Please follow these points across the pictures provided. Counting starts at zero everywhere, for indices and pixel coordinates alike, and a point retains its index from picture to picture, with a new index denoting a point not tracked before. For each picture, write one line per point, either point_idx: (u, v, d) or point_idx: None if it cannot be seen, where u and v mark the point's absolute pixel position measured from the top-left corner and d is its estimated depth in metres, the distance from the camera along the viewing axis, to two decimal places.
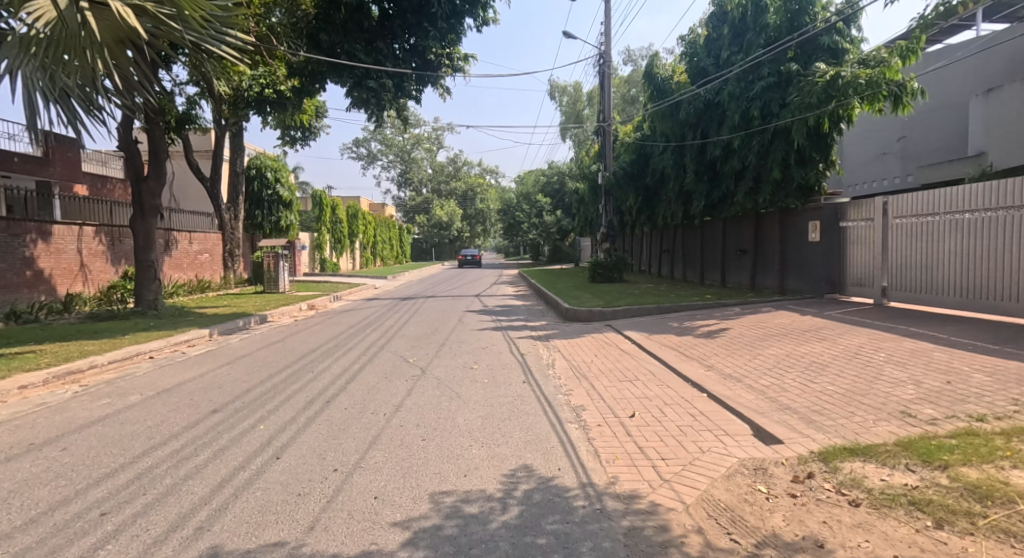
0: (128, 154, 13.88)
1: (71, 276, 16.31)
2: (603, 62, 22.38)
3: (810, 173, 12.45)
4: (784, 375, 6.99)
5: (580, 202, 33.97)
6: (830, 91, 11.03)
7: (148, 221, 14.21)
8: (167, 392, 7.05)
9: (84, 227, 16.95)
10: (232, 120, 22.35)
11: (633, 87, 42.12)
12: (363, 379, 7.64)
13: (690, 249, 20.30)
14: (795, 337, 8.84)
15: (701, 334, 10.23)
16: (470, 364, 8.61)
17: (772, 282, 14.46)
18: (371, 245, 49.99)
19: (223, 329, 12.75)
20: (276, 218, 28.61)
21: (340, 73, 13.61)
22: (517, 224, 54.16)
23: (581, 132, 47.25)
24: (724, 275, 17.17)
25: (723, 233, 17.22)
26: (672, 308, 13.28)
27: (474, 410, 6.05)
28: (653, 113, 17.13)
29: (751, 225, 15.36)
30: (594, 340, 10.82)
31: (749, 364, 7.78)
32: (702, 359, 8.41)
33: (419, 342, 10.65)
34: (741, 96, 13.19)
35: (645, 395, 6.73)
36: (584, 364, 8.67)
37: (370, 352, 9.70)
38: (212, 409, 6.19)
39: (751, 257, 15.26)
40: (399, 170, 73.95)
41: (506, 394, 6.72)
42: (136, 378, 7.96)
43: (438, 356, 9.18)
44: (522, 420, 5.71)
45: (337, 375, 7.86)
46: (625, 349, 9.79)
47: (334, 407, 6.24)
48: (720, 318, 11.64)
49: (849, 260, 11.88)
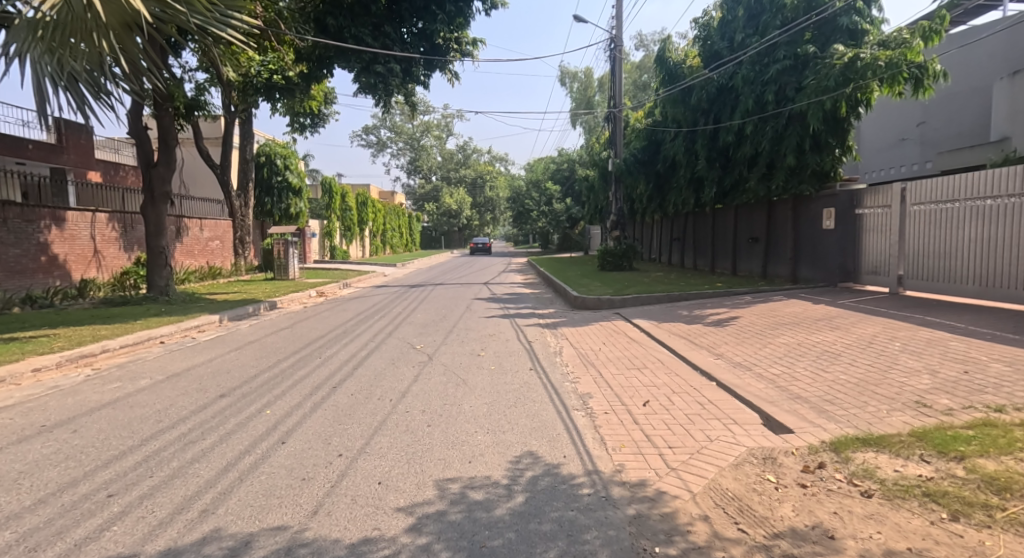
0: (139, 141, 13.93)
1: (85, 262, 16.46)
2: (613, 47, 22.05)
3: (825, 158, 12.21)
4: (795, 364, 6.88)
5: (590, 190, 33.68)
6: (848, 74, 10.76)
7: (159, 207, 14.24)
8: (176, 376, 7.08)
9: (97, 213, 17.05)
10: (242, 106, 22.39)
11: (645, 73, 41.59)
12: (370, 364, 7.64)
13: (701, 236, 20.10)
14: (807, 326, 8.71)
15: (711, 323, 10.12)
16: (477, 351, 8.57)
17: (784, 270, 14.28)
18: (380, 233, 50.05)
19: (234, 315, 12.85)
20: (286, 205, 28.74)
21: (348, 59, 13.56)
22: (526, 213, 54.04)
23: (591, 119, 46.81)
24: (735, 263, 16.99)
25: (735, 220, 17.02)
26: (682, 296, 13.15)
27: (480, 396, 6.01)
28: (664, 98, 16.88)
29: (764, 212, 15.15)
30: (603, 328, 10.74)
31: (759, 352, 7.68)
32: (712, 348, 8.31)
33: (426, 329, 10.64)
34: (755, 80, 12.94)
35: (654, 383, 6.67)
36: (592, 352, 8.61)
37: (377, 338, 9.70)
38: (221, 393, 6.22)
39: (764, 245, 15.06)
40: (409, 158, 73.80)
41: (512, 381, 6.68)
42: (148, 362, 8.01)
43: (446, 343, 9.16)
44: (527, 407, 5.66)
45: (345, 361, 7.85)
46: (634, 337, 9.71)
47: (341, 393, 6.23)
48: (730, 306, 11.51)
49: (864, 248, 11.66)
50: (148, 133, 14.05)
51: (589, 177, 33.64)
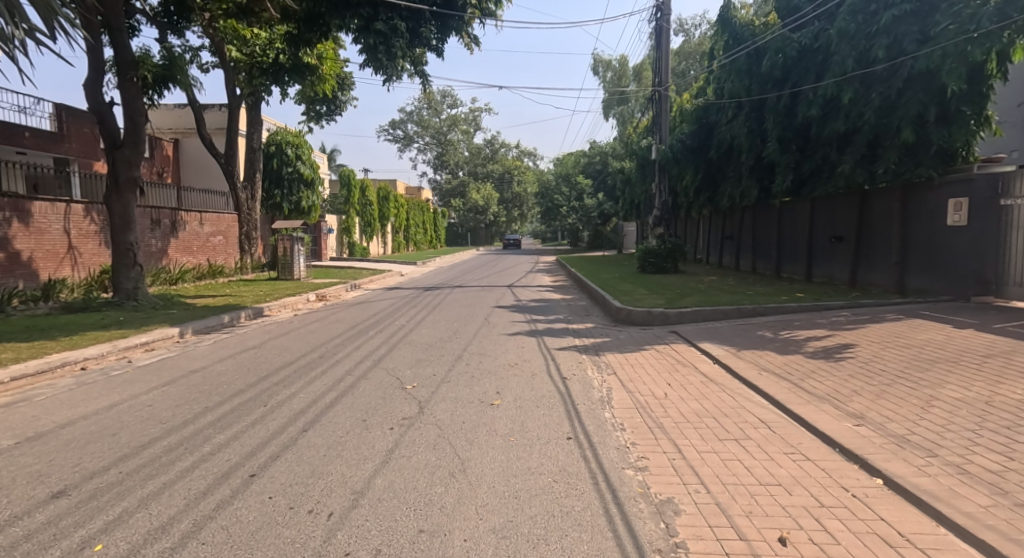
0: (100, 118, 11.66)
1: (57, 258, 14.47)
2: (659, 16, 19.05)
3: (955, 132, 9.41)
4: (1015, 447, 4.12)
5: (626, 182, 30.79)
6: (1009, 11, 7.95)
7: (125, 197, 12.04)
8: (32, 440, 4.61)
9: (72, 204, 15.06)
10: (248, 84, 20.72)
11: (685, 60, 38.96)
12: (331, 422, 5.13)
13: (762, 234, 17.22)
14: (977, 368, 5.91)
15: (815, 354, 7.35)
16: (490, 397, 6.02)
17: (884, 277, 11.38)
18: (403, 229, 47.71)
19: (201, 327, 10.54)
20: (297, 198, 26.82)
21: (343, 14, 11.09)
22: (554, 209, 50.70)
23: (625, 110, 43.72)
24: (811, 267, 14.14)
25: (810, 216, 14.15)
26: (758, 311, 10.35)
27: (486, 514, 3.44)
28: (727, 66, 14.17)
29: (854, 205, 12.29)
30: (662, 357, 8.11)
31: (926, 416, 4.92)
32: (839, 402, 5.56)
33: (428, 353, 8.16)
34: (857, 33, 10.14)
35: (772, 477, 4.05)
36: (655, 401, 5.97)
37: (359, 369, 7.22)
38: (61, 486, 3.74)
39: (854, 246, 12.19)
40: (436, 153, 71.01)
41: (542, 470, 4.14)
42: (27, 407, 5.63)
43: (447, 381, 6.64)
44: (568, 548, 3.08)
45: (296, 415, 5.34)
46: (708, 374, 7.05)
47: (254, 493, 3.70)
48: (830, 328, 8.70)
49: (1014, 250, 8.72)
50: (111, 108, 11.81)
51: (625, 169, 30.89)
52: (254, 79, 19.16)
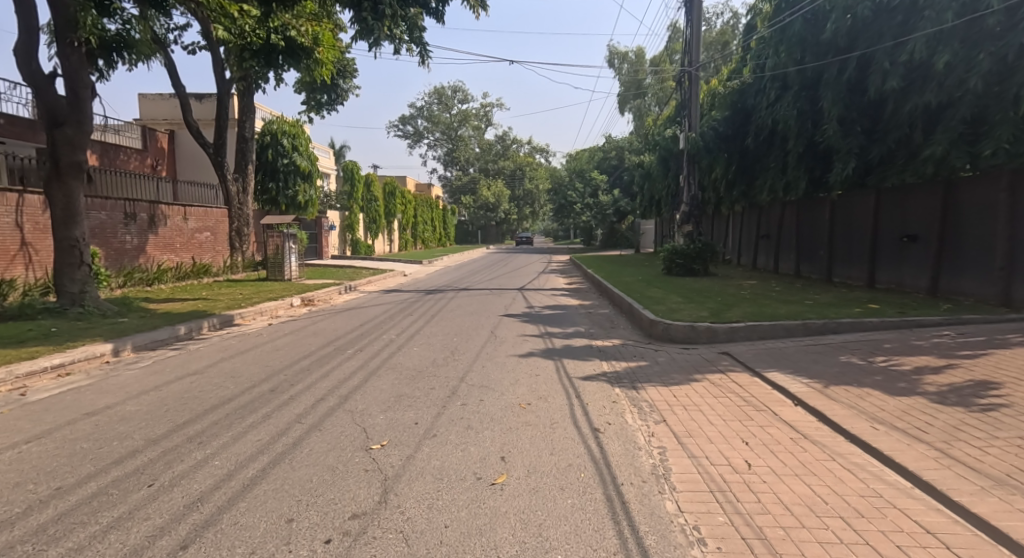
0: (36, 89, 9.82)
1: (5, 256, 12.72)
2: None
3: None
4: None
5: (644, 177, 28.64)
6: None
7: (69, 184, 10.23)
8: None
9: (26, 196, 13.31)
10: (239, 70, 19.10)
11: (708, 51, 36.76)
12: (232, 528, 3.18)
13: (810, 234, 15.07)
14: None
15: (943, 395, 5.30)
16: (491, 471, 4.05)
17: (980, 285, 9.22)
18: (410, 226, 45.89)
19: (145, 342, 8.67)
20: (293, 192, 25.13)
21: None
22: (568, 206, 48.54)
23: (643, 103, 41.61)
24: (875, 273, 12.01)
25: (875, 210, 12.01)
26: (830, 328, 8.31)
27: None
28: (775, 35, 12.17)
29: (937, 196, 10.13)
30: (722, 393, 6.09)
31: None
32: None
33: (413, 387, 6.21)
34: None
35: None
36: (738, 480, 3.97)
37: (316, 412, 5.30)
38: None
39: (938, 247, 10.04)
40: (445, 150, 69.07)
41: None
42: None
43: (432, 437, 4.68)
44: None
45: (187, 508, 3.41)
46: (798, 426, 5.04)
47: None
48: (940, 354, 6.65)
49: None
50: (51, 80, 10.05)
51: (644, 163, 28.81)
52: (245, 62, 16.87)
